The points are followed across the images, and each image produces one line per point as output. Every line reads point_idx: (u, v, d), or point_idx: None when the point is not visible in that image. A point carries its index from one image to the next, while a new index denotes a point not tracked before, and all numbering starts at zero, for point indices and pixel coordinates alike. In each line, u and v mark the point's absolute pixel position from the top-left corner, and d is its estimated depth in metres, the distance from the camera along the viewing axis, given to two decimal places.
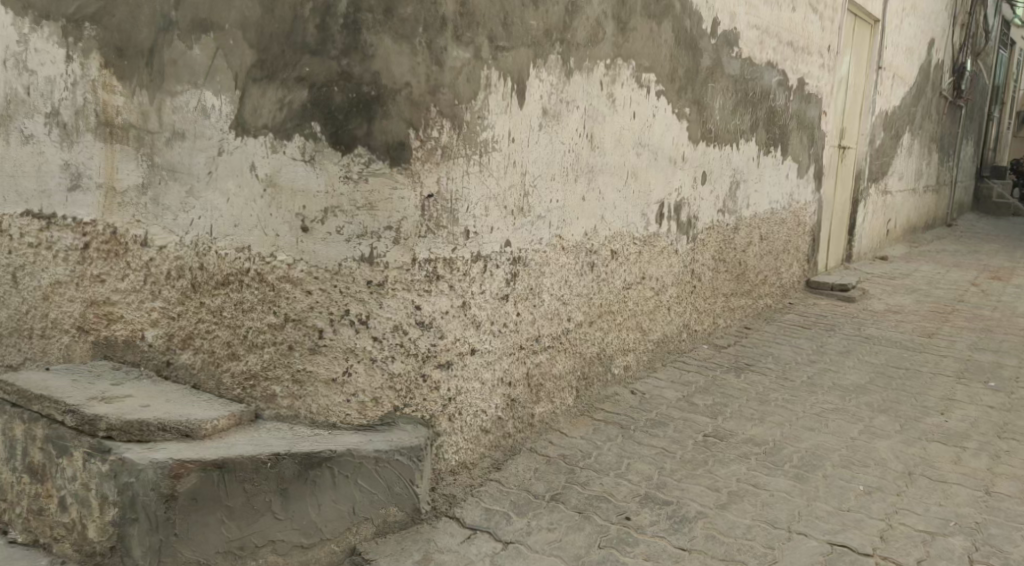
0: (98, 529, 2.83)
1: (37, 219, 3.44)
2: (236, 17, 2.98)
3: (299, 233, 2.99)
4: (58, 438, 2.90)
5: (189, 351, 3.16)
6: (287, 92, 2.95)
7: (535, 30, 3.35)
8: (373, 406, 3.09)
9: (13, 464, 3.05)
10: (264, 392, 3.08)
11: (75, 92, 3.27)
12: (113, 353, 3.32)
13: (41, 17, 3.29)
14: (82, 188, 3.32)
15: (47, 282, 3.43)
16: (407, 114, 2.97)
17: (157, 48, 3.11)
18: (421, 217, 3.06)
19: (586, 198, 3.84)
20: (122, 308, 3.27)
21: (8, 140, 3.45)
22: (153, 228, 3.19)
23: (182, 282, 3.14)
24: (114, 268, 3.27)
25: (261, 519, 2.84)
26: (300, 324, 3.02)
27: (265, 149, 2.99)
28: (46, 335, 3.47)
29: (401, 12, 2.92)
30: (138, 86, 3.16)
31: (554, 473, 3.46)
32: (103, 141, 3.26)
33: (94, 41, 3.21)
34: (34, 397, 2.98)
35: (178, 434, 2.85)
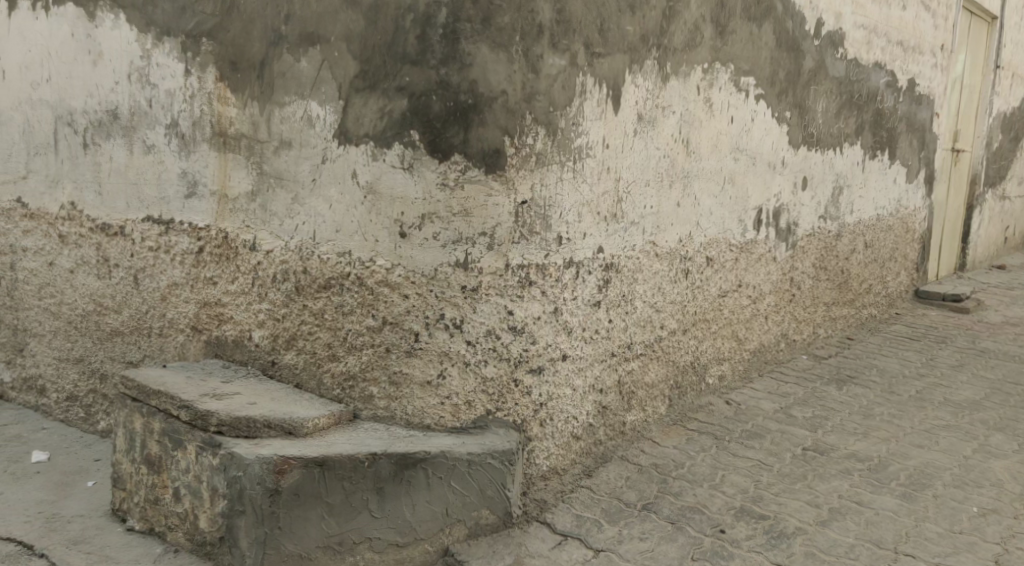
0: (209, 520, 3.01)
1: (157, 224, 3.65)
2: (341, 30, 3.09)
3: (397, 238, 3.07)
4: (173, 432, 3.07)
5: (292, 351, 3.29)
6: (388, 102, 3.03)
7: (632, 36, 3.34)
8: (467, 409, 3.13)
9: (132, 456, 3.24)
10: (362, 393, 3.17)
11: (193, 104, 3.47)
12: (223, 352, 3.49)
13: (163, 34, 3.49)
14: (198, 195, 3.50)
15: (165, 284, 3.64)
16: (503, 121, 3.01)
17: (268, 61, 3.26)
18: (516, 223, 3.08)
19: (682, 204, 3.79)
20: (232, 309, 3.44)
21: (133, 149, 3.68)
22: (261, 233, 3.34)
23: (287, 284, 3.27)
24: (226, 271, 3.44)
25: (358, 516, 2.93)
26: (396, 327, 3.10)
27: (366, 157, 3.09)
28: (164, 334, 3.68)
29: (498, 21, 2.96)
30: (249, 98, 3.32)
31: (646, 482, 3.42)
32: (218, 150, 3.43)
33: (210, 55, 3.39)
34: (151, 392, 3.16)
35: (281, 431, 2.97)
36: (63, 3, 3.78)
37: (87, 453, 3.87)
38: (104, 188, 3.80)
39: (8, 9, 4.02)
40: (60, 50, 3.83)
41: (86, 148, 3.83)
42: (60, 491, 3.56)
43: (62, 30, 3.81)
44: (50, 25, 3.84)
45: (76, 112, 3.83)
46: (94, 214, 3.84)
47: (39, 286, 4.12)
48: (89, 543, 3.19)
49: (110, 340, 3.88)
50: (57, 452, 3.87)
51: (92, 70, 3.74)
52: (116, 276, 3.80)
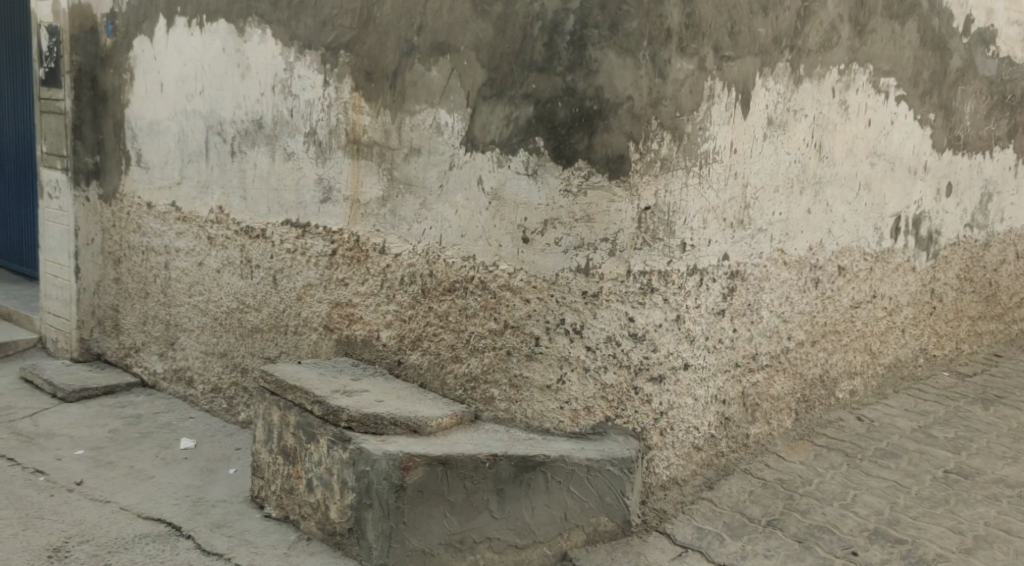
0: (339, 511, 3.14)
1: (294, 227, 3.85)
2: (470, 39, 3.16)
3: (520, 243, 3.11)
4: (307, 425, 3.22)
5: (418, 352, 3.40)
6: (514, 109, 3.08)
7: (763, 38, 3.25)
8: (587, 414, 3.12)
9: (269, 447, 3.42)
10: (483, 395, 3.23)
11: (330, 113, 3.65)
12: (352, 350, 3.64)
13: (305, 47, 3.71)
14: (333, 199, 3.68)
15: (301, 284, 3.84)
16: (628, 127, 2.98)
17: (400, 71, 3.38)
18: (638, 228, 3.03)
19: (812, 211, 3.65)
20: (361, 309, 3.59)
21: (275, 157, 3.92)
22: (391, 237, 3.46)
23: (414, 287, 3.39)
24: (357, 273, 3.59)
25: (479, 516, 2.98)
26: (517, 330, 3.14)
27: (492, 163, 3.14)
28: (299, 332, 3.88)
29: (626, 26, 2.94)
30: (382, 107, 3.45)
31: (771, 498, 3.31)
32: (351, 156, 3.59)
33: (346, 66, 3.56)
34: (287, 387, 3.33)
35: (407, 429, 3.07)
36: (215, 20, 4.13)
37: (228, 443, 4.12)
38: (248, 193, 4.06)
39: (167, 26, 4.42)
40: (212, 64, 4.17)
41: (234, 155, 4.12)
42: (205, 476, 3.81)
43: (213, 45, 4.15)
44: (203, 41, 4.20)
45: (226, 121, 4.15)
46: (239, 218, 4.11)
47: (188, 285, 4.43)
48: (229, 527, 3.39)
49: (250, 336, 4.11)
50: (203, 440, 4.14)
51: (240, 82, 4.04)
52: (257, 276, 4.04)
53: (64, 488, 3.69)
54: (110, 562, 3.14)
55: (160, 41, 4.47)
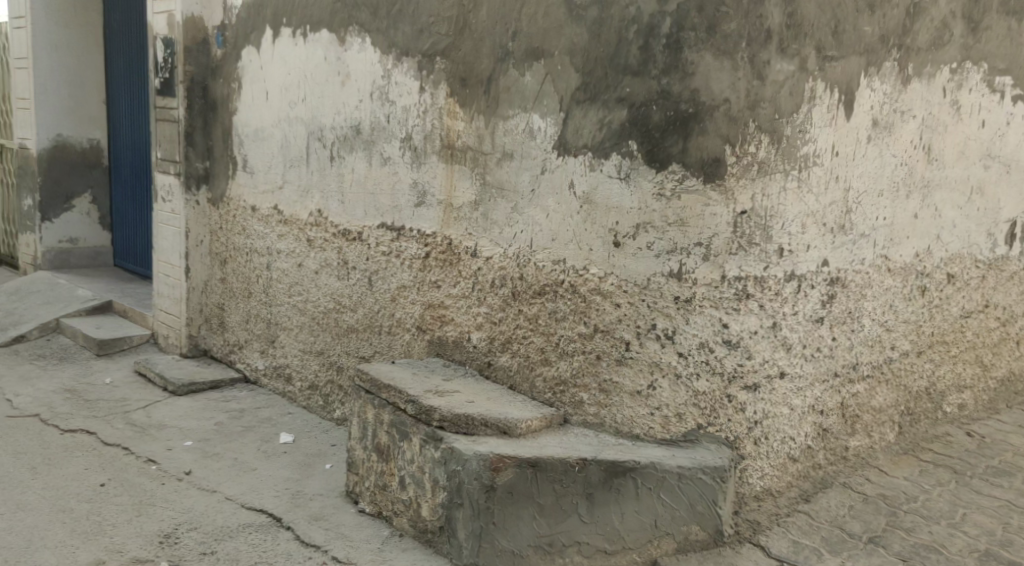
0: (431, 510, 3.19)
1: (389, 231, 3.97)
2: (565, 43, 3.20)
3: (612, 248, 3.11)
4: (400, 424, 3.28)
5: (508, 354, 3.44)
6: (608, 112, 3.08)
7: (870, 36, 3.12)
8: (678, 422, 3.07)
9: (364, 444, 3.50)
10: (572, 398, 3.24)
11: (425, 118, 3.78)
12: (443, 351, 3.71)
13: (402, 54, 3.85)
14: (427, 204, 3.79)
15: (395, 286, 3.95)
16: (725, 130, 2.91)
17: (494, 77, 3.46)
18: (733, 233, 2.94)
19: (920, 216, 3.49)
20: (453, 311, 3.67)
21: (372, 162, 4.06)
22: (483, 240, 3.54)
23: (505, 289, 3.44)
24: (449, 275, 3.69)
25: (568, 519, 2.98)
26: (608, 334, 3.14)
27: (583, 168, 3.17)
28: (392, 332, 3.98)
29: (724, 27, 2.87)
30: (476, 113, 3.55)
31: (873, 513, 3.18)
32: (445, 161, 3.70)
33: (442, 73, 3.67)
34: (381, 385, 3.40)
35: (497, 430, 3.09)
36: (318, 30, 4.29)
37: (325, 438, 4.24)
38: (347, 198, 4.20)
39: (273, 37, 4.59)
40: (314, 72, 4.34)
41: (333, 160, 4.27)
42: (303, 470, 3.93)
43: (316, 55, 4.31)
44: (307, 51, 4.36)
45: (326, 127, 4.31)
46: (338, 221, 4.25)
47: (289, 285, 4.58)
48: (326, 520, 3.49)
49: (346, 336, 4.23)
50: (301, 435, 4.27)
51: (341, 90, 4.19)
52: (354, 277, 4.16)
53: (174, 477, 3.87)
54: (215, 550, 3.28)
55: (266, 50, 4.64)
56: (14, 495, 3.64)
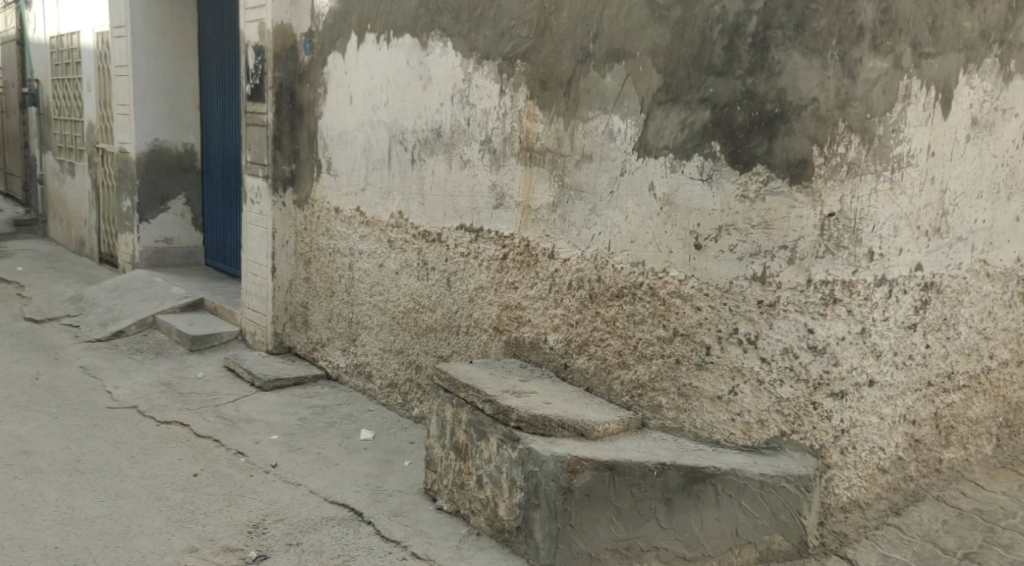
0: (508, 509, 3.20)
1: (468, 232, 4.01)
2: (647, 44, 3.17)
3: (692, 250, 3.06)
4: (477, 423, 3.30)
5: (585, 356, 3.45)
6: (690, 113, 3.03)
7: (970, 32, 2.98)
8: (760, 428, 2.98)
9: (442, 442, 3.53)
10: (650, 402, 3.21)
11: (505, 121, 3.79)
12: (520, 352, 3.74)
13: (483, 57, 3.86)
14: (505, 206, 3.81)
15: (473, 286, 3.99)
16: (812, 130, 2.81)
17: (574, 79, 3.46)
18: (821, 236, 2.85)
19: (1021, 218, 3.36)
20: (530, 312, 3.68)
21: (451, 164, 4.10)
22: (560, 242, 3.55)
23: (582, 291, 3.45)
24: (526, 277, 3.71)
25: (646, 524, 2.94)
26: (687, 338, 3.09)
27: (664, 169, 3.13)
28: (470, 332, 4.02)
29: (814, 25, 2.78)
30: (556, 114, 3.55)
31: (968, 529, 3.06)
32: (524, 164, 3.72)
33: (523, 76, 3.69)
34: (459, 385, 3.42)
35: (574, 432, 3.09)
36: (400, 35, 4.34)
37: (404, 436, 4.30)
38: (427, 200, 4.25)
39: (357, 42, 4.66)
40: (396, 76, 4.39)
41: (414, 163, 4.33)
42: (383, 466, 3.99)
43: (398, 59, 4.37)
44: (390, 56, 4.42)
45: (407, 130, 4.36)
46: (418, 222, 4.30)
47: (370, 285, 4.65)
48: (405, 516, 3.53)
49: (425, 335, 4.29)
50: (381, 432, 4.34)
51: (422, 94, 4.24)
52: (433, 278, 4.21)
53: (261, 469, 3.98)
54: (300, 542, 3.35)
55: (351, 56, 4.72)
56: (114, 482, 3.80)
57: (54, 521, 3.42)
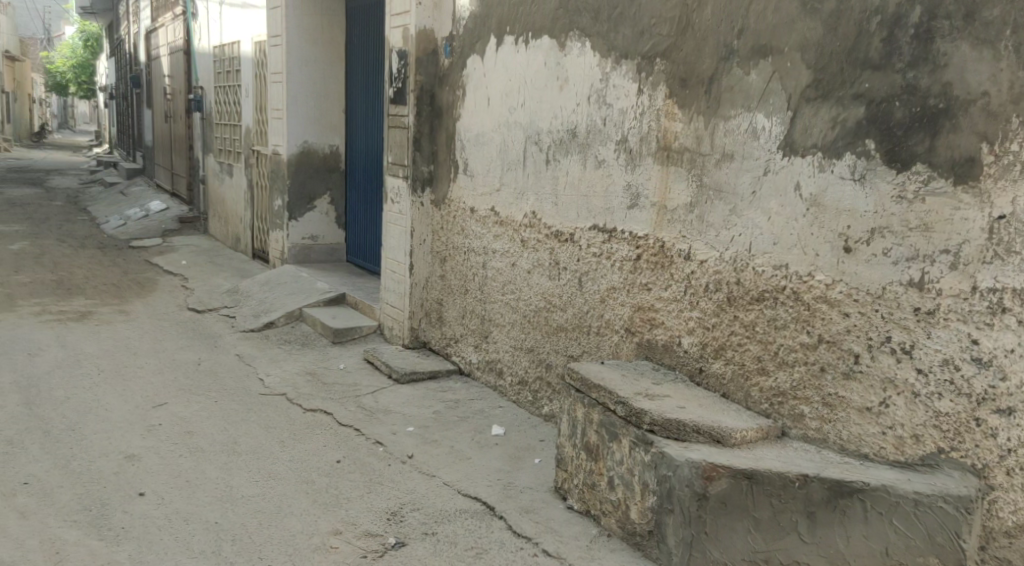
0: (640, 512, 3.17)
1: (601, 232, 3.98)
2: (796, 39, 3.06)
3: (841, 253, 2.93)
4: (610, 424, 3.27)
5: (721, 361, 3.37)
6: (842, 110, 2.92)
7: None
8: (914, 443, 2.77)
9: (573, 442, 3.51)
10: (792, 411, 3.11)
11: (642, 120, 3.75)
12: (653, 355, 3.70)
13: (621, 57, 3.83)
14: (640, 206, 3.77)
15: (605, 287, 3.96)
16: (981, 126, 2.58)
17: (717, 76, 3.38)
18: (988, 240, 2.58)
19: None
20: (664, 315, 3.63)
21: (586, 164, 4.08)
22: (697, 243, 3.48)
23: (719, 294, 3.37)
24: (660, 278, 3.65)
25: (786, 537, 2.85)
26: (834, 345, 2.95)
27: (812, 168, 3.02)
28: (601, 333, 4.00)
29: (985, 14, 2.56)
30: (696, 113, 3.48)
31: None
32: (661, 163, 3.66)
33: (662, 74, 3.63)
34: (591, 385, 3.39)
35: (710, 438, 3.02)
36: (539, 37, 4.36)
37: (534, 433, 4.32)
38: (560, 200, 4.26)
39: (496, 45, 4.71)
40: (534, 78, 4.41)
41: (548, 163, 4.33)
42: (513, 462, 4.02)
43: (536, 60, 4.39)
44: (528, 57, 4.45)
45: (542, 131, 4.37)
46: (550, 222, 4.31)
47: (503, 284, 4.70)
48: (536, 513, 3.54)
49: (556, 335, 4.29)
50: (512, 428, 4.38)
51: (559, 94, 4.24)
52: (564, 277, 4.21)
53: (398, 459, 4.08)
54: (436, 531, 3.42)
55: (489, 58, 4.78)
56: (266, 464, 3.99)
57: (213, 498, 3.63)
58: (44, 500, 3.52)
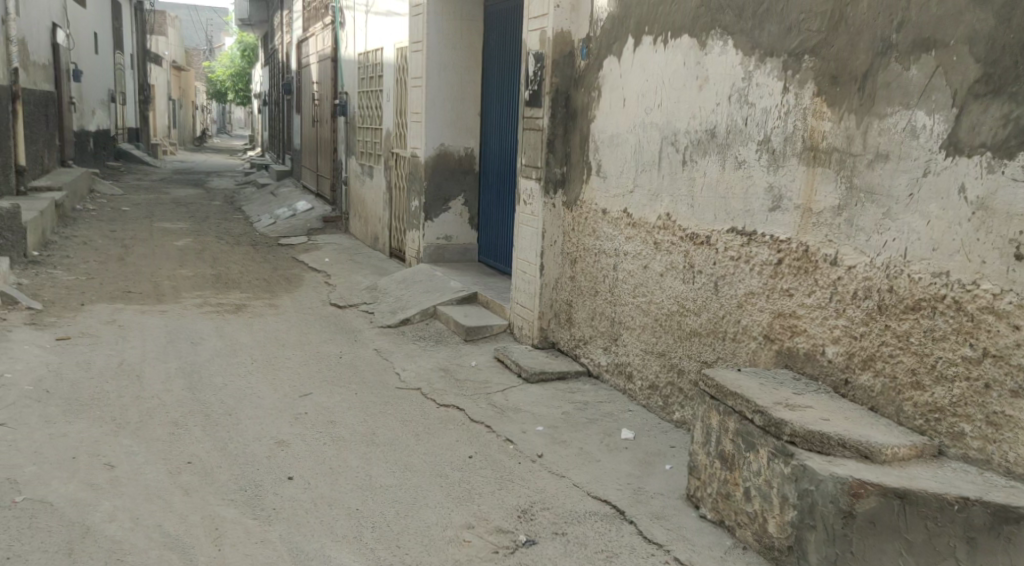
0: (778, 526, 3.05)
1: (740, 235, 3.86)
2: (963, 31, 2.87)
3: (1011, 261, 2.72)
4: (747, 434, 3.16)
5: (870, 373, 3.20)
6: (1016, 107, 2.71)
7: None
8: None
9: (707, 450, 3.41)
10: (950, 429, 2.91)
11: (787, 120, 3.61)
12: (794, 363, 3.55)
13: (766, 55, 3.70)
14: (783, 208, 3.63)
15: (743, 292, 3.83)
16: None
17: (872, 73, 3.21)
18: None
19: None
20: (807, 322, 3.48)
21: (725, 165, 3.96)
22: (846, 248, 3.32)
23: (870, 302, 3.20)
24: (804, 284, 3.50)
25: (943, 563, 2.66)
26: (1001, 360, 2.74)
27: (979, 169, 2.82)
28: (737, 340, 3.87)
29: None
30: (847, 112, 3.32)
31: None
32: (807, 163, 3.51)
33: (810, 72, 3.48)
34: (728, 392, 3.28)
35: (857, 454, 2.87)
36: (679, 36, 4.27)
37: (664, 439, 4.23)
38: (697, 202, 4.15)
39: (634, 45, 4.65)
40: (672, 78, 4.33)
41: (685, 164, 4.24)
42: (644, 468, 3.95)
43: (675, 60, 4.30)
44: (667, 57, 4.36)
45: (680, 132, 4.28)
46: (686, 224, 4.22)
47: (635, 286, 4.63)
48: (668, 520, 3.46)
49: (689, 339, 4.19)
50: (642, 433, 4.30)
51: (698, 94, 4.13)
52: (700, 281, 4.11)
53: (528, 458, 4.09)
54: (567, 532, 3.40)
55: (626, 59, 4.72)
56: (403, 456, 4.08)
57: (355, 485, 3.74)
58: (204, 479, 3.72)
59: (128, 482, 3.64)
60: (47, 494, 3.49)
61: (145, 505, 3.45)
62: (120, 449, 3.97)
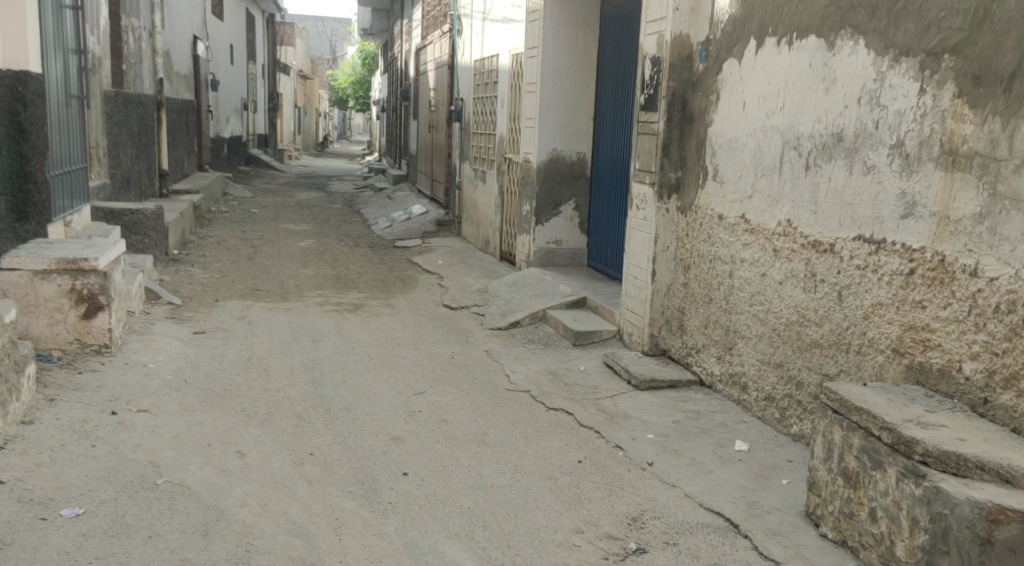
0: (906, 550, 2.89)
1: (869, 243, 3.70)
2: None
3: None
4: (873, 451, 3.02)
5: (1013, 393, 3.00)
6: None
7: None
8: None
9: (828, 466, 3.27)
10: None
11: (923, 122, 3.43)
12: (926, 380, 3.37)
13: (901, 55, 3.53)
14: (916, 216, 3.46)
15: (870, 302, 3.67)
16: None
17: (1020, 72, 3.02)
18: None
19: None
20: (942, 336, 3.30)
21: (853, 170, 3.81)
22: (987, 258, 3.13)
23: (1014, 317, 3.01)
24: (939, 296, 3.32)
25: None
26: None
27: None
28: (863, 352, 3.71)
29: None
30: (991, 114, 3.13)
31: None
32: (944, 168, 3.34)
33: (950, 72, 3.30)
34: (854, 408, 3.15)
35: (997, 478, 2.69)
36: (805, 37, 4.12)
37: (781, 452, 4.09)
38: (821, 208, 4.00)
39: (756, 47, 4.52)
40: (797, 80, 4.19)
41: (809, 169, 4.09)
42: (760, 481, 3.83)
43: (801, 62, 4.16)
44: (792, 59, 4.22)
45: (804, 135, 4.14)
46: (809, 231, 4.07)
47: (752, 293, 4.50)
48: (785, 537, 3.34)
49: (810, 351, 4.04)
50: (757, 445, 4.18)
51: (825, 96, 3.99)
52: (823, 290, 3.95)
53: (638, 465, 4.03)
54: (678, 542, 3.33)
55: (748, 61, 4.60)
56: (515, 458, 4.09)
57: (468, 484, 3.77)
58: (326, 471, 3.83)
59: (257, 470, 3.78)
60: (184, 478, 3.66)
61: (272, 492, 3.57)
62: (249, 439, 4.13)
